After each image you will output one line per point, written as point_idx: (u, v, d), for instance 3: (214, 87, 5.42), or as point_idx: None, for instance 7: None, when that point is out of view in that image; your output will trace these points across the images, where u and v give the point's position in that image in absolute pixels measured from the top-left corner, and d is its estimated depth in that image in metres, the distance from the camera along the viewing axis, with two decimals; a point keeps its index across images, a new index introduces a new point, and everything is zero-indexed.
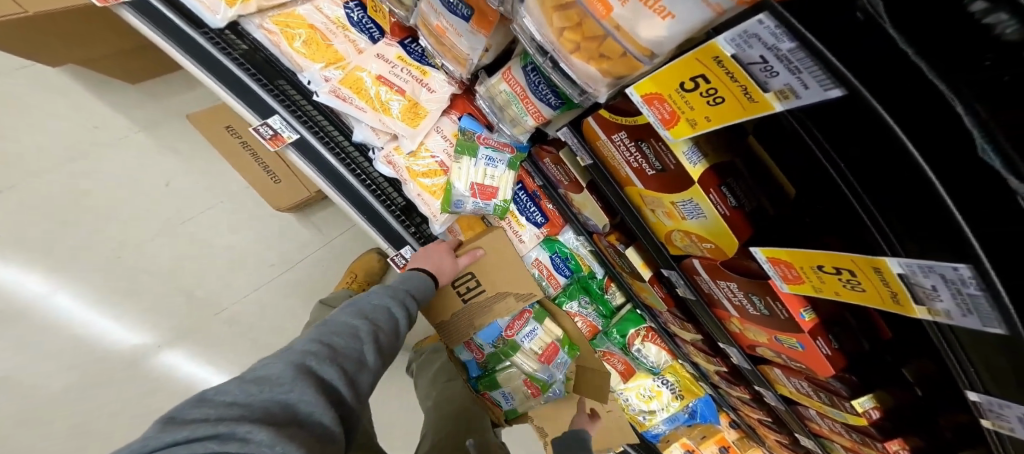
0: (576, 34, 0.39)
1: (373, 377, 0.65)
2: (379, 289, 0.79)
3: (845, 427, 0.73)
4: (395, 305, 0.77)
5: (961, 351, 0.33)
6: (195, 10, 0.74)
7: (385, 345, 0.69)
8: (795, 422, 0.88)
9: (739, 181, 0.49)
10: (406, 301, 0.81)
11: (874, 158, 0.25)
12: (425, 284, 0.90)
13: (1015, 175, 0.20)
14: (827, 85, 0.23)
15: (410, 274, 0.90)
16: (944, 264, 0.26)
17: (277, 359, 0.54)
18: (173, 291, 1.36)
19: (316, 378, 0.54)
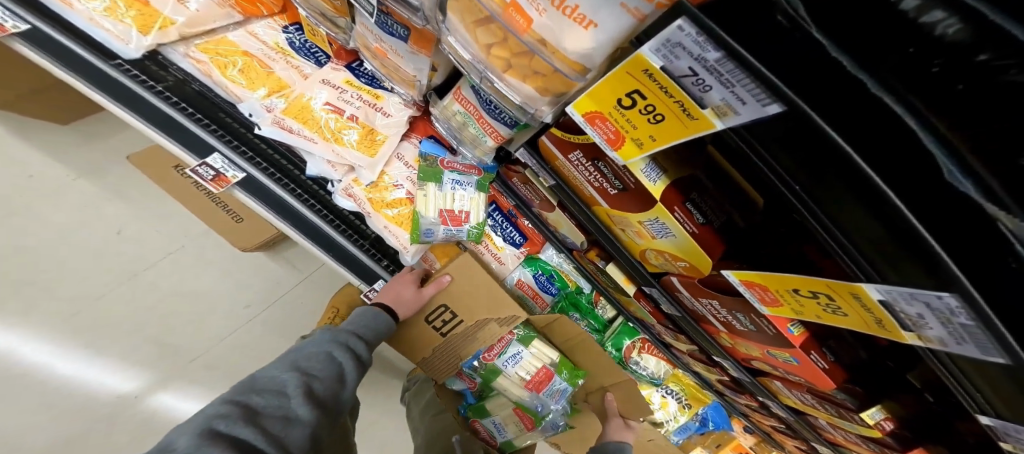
0: (505, 50, 0.37)
1: (309, 431, 0.62)
2: (323, 333, 0.78)
3: (861, 438, 0.67)
4: (338, 350, 0.76)
5: (968, 380, 0.29)
6: (104, 40, 0.69)
7: (322, 393, 0.68)
8: (809, 433, 0.82)
9: (703, 196, 0.45)
10: (351, 341, 0.80)
11: (830, 179, 0.22)
12: (387, 324, 0.88)
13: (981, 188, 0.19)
14: (763, 99, 0.20)
15: (364, 310, 0.88)
16: (927, 292, 0.22)
17: (184, 430, 0.53)
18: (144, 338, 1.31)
19: (231, 442, 0.53)
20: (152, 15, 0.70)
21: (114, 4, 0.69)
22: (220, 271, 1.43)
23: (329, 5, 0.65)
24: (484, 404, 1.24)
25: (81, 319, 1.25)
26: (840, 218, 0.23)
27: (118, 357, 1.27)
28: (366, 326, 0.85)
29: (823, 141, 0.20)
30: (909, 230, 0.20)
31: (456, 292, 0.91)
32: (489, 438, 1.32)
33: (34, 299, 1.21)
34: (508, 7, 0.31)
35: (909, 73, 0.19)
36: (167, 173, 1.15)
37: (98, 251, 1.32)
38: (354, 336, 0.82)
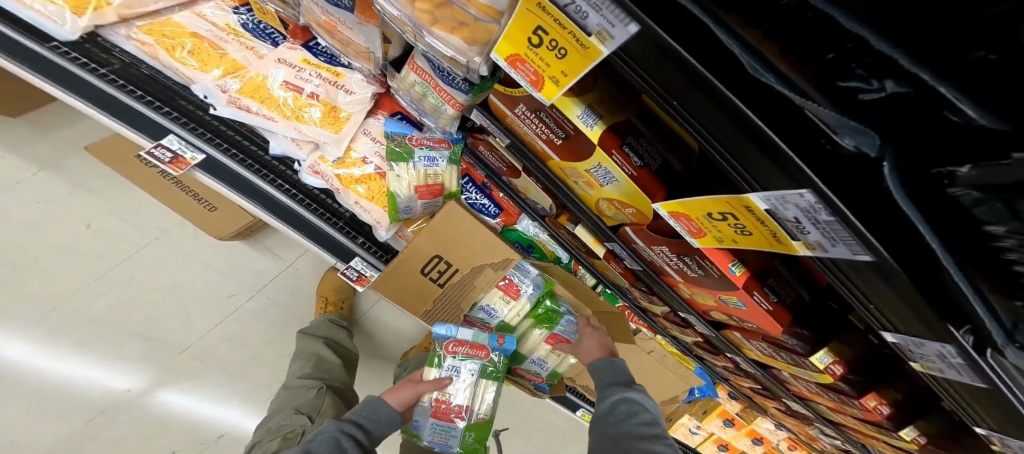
0: (427, 3, 0.39)
1: None
2: (331, 422, 0.89)
3: (820, 388, 0.68)
4: (344, 439, 0.87)
5: (866, 301, 0.30)
6: (33, 21, 0.67)
7: None
8: (779, 388, 0.83)
9: (640, 140, 0.46)
10: (357, 434, 0.89)
11: (697, 96, 0.22)
12: (393, 423, 0.94)
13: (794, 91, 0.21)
14: (625, 20, 0.22)
15: (372, 402, 0.94)
16: (792, 193, 0.24)
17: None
18: (136, 331, 1.36)
19: None
20: None
21: None
22: (205, 263, 1.44)
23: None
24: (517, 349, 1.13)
25: (80, 315, 1.32)
26: (722, 144, 0.24)
27: (119, 350, 1.34)
28: (369, 418, 0.92)
29: (676, 58, 0.22)
30: (754, 128, 0.22)
31: (449, 242, 0.86)
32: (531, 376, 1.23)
33: (42, 301, 1.30)
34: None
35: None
36: (130, 163, 1.15)
37: (84, 249, 1.35)
38: (357, 426, 0.91)
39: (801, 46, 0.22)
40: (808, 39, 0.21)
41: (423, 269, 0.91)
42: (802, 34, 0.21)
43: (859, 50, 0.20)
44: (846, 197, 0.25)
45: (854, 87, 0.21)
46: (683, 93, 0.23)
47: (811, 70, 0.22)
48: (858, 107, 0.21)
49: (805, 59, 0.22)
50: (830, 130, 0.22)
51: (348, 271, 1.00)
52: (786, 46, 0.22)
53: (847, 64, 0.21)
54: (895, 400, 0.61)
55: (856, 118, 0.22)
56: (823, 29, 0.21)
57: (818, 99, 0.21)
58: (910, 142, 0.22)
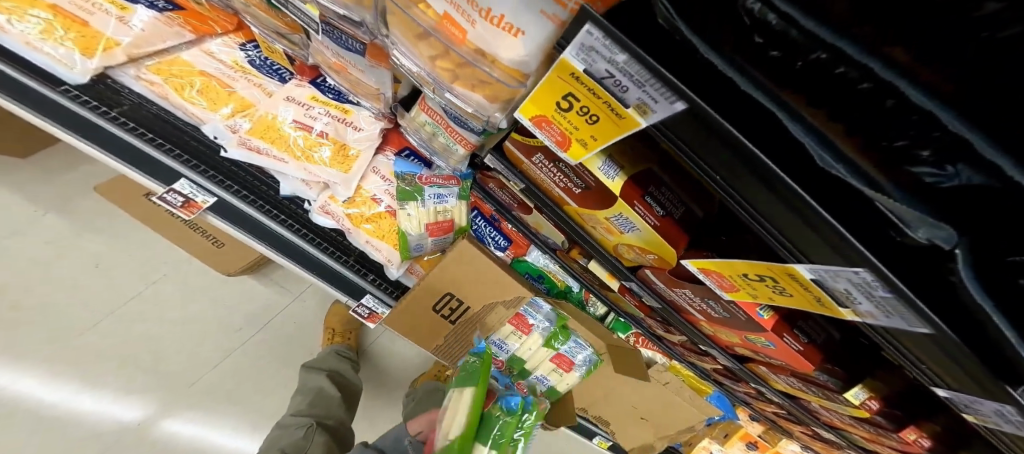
0: (449, 61, 0.37)
1: None
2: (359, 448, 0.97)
3: (854, 420, 0.65)
4: None
5: (908, 351, 0.30)
6: (44, 64, 0.65)
7: None
8: (807, 417, 0.79)
9: (662, 190, 0.45)
10: None
11: (750, 177, 0.22)
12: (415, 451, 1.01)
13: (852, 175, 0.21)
14: (669, 97, 0.22)
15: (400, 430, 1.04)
16: (845, 268, 0.23)
17: None
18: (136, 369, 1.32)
19: None
20: (94, 36, 0.67)
21: (49, 25, 0.65)
22: (211, 296, 1.44)
23: (281, 23, 0.64)
24: (523, 365, 1.13)
25: (79, 356, 1.28)
26: (760, 211, 0.24)
27: (119, 388, 1.30)
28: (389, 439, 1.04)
29: (726, 137, 0.22)
30: (815, 215, 0.21)
31: (460, 280, 0.85)
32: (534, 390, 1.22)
33: (42, 343, 1.26)
34: (442, 20, 0.32)
35: (776, 65, 0.21)
36: (136, 201, 1.15)
37: (88, 286, 1.34)
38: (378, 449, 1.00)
39: (869, 128, 0.21)
40: (878, 125, 0.21)
41: (435, 306, 0.90)
42: (873, 117, 0.21)
43: (945, 140, 0.19)
44: (904, 275, 0.24)
45: (923, 171, 0.21)
46: (738, 170, 0.22)
47: (873, 156, 0.22)
48: (933, 192, 0.21)
49: (868, 142, 0.21)
50: (900, 221, 0.22)
51: (358, 308, 0.99)
52: (850, 127, 0.21)
53: (916, 150, 0.20)
54: (935, 433, 0.58)
55: (938, 213, 0.22)
56: (906, 116, 0.20)
57: (890, 191, 0.22)
58: (982, 231, 0.22)
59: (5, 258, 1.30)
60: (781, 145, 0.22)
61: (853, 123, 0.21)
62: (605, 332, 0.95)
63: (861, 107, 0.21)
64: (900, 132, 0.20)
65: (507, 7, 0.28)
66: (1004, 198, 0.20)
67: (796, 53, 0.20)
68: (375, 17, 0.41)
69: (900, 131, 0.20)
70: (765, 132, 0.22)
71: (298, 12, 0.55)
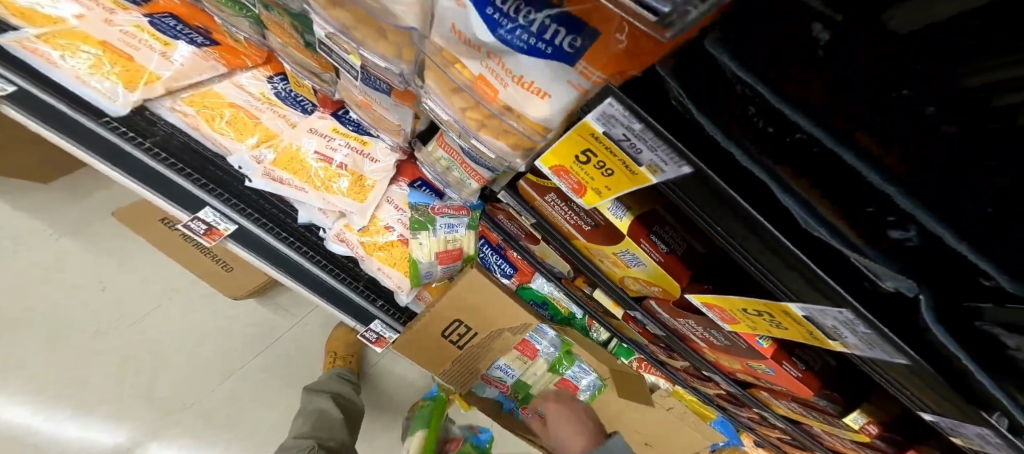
0: (479, 113, 0.41)
1: None
2: None
3: (855, 444, 0.67)
4: None
5: (892, 378, 0.33)
6: (89, 97, 0.70)
7: None
8: (811, 442, 0.80)
9: (665, 228, 0.49)
10: None
11: (748, 227, 0.26)
12: None
13: (836, 239, 0.26)
14: (678, 161, 0.26)
15: None
16: (830, 308, 0.27)
17: None
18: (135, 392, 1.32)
19: None
20: (138, 70, 0.73)
21: (98, 61, 0.70)
22: (217, 321, 1.45)
23: (315, 63, 0.68)
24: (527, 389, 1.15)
25: (81, 376, 1.28)
26: (758, 259, 0.28)
27: (112, 413, 1.28)
28: None
29: (724, 197, 0.26)
30: (800, 263, 0.26)
31: (469, 307, 0.88)
32: (538, 416, 1.23)
33: (43, 363, 1.26)
34: (476, 80, 0.34)
35: (768, 139, 0.25)
36: (151, 226, 1.18)
37: (94, 305, 1.35)
38: None
39: (846, 199, 0.25)
40: (852, 197, 0.24)
41: (443, 332, 0.92)
42: (847, 191, 0.24)
43: (899, 215, 0.24)
44: (885, 317, 0.28)
45: (892, 232, 0.25)
46: (738, 223, 0.27)
47: (851, 221, 0.25)
48: (901, 250, 0.25)
49: (846, 211, 0.25)
50: (873, 275, 0.26)
51: (367, 333, 0.99)
52: (832, 197, 0.25)
53: (883, 215, 0.24)
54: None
55: (910, 272, 0.26)
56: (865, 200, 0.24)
57: (869, 253, 0.26)
58: (938, 283, 0.26)
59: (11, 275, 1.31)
60: (772, 211, 0.26)
61: (833, 194, 0.25)
62: (607, 356, 0.97)
63: (839, 178, 0.24)
64: (870, 201, 0.24)
65: (539, 75, 0.29)
66: (948, 258, 0.25)
67: (786, 129, 0.24)
68: (413, 68, 0.43)
69: (867, 200, 0.24)
70: (760, 199, 0.26)
71: (336, 57, 0.53)
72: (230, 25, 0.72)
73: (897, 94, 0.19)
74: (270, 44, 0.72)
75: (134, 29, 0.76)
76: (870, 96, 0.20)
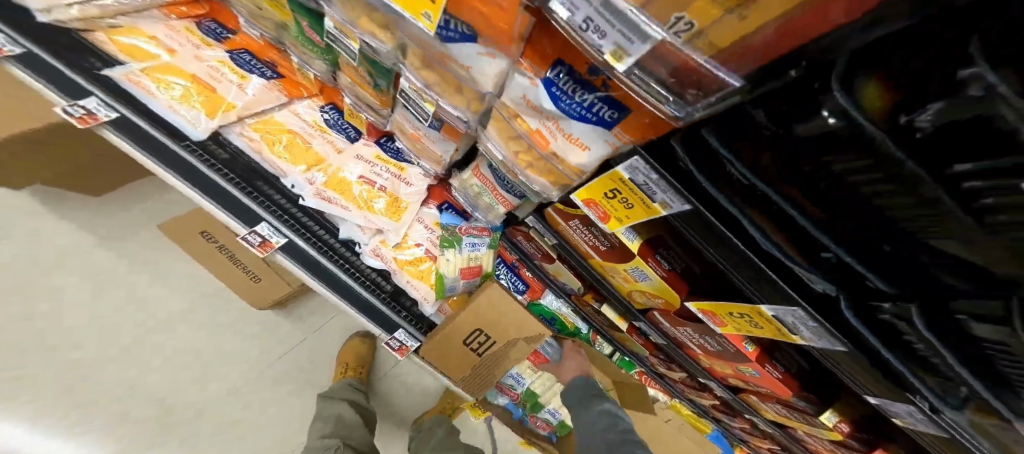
0: (529, 155, 0.52)
1: None
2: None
3: (833, 444, 0.76)
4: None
5: (840, 367, 0.44)
6: (177, 123, 0.87)
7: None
8: (796, 446, 0.90)
9: (669, 251, 0.59)
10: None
11: (732, 249, 0.38)
12: None
13: (790, 259, 0.36)
14: (681, 202, 0.38)
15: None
16: (786, 307, 0.39)
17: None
18: (158, 390, 1.43)
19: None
20: (218, 100, 0.90)
21: (187, 93, 0.88)
22: (231, 325, 1.53)
23: (377, 100, 0.80)
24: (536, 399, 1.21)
25: (87, 381, 1.34)
26: (738, 271, 0.40)
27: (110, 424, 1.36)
28: None
29: (709, 227, 0.38)
30: (761, 274, 0.38)
31: (489, 319, 0.97)
32: (546, 425, 1.29)
33: (46, 366, 1.28)
34: (533, 132, 0.46)
35: (743, 190, 0.35)
36: (194, 240, 1.27)
37: (105, 312, 1.38)
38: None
39: (795, 235, 0.35)
40: (799, 235, 0.35)
41: (464, 340, 1.01)
42: (795, 231, 0.35)
43: (830, 248, 0.34)
44: (837, 324, 0.38)
45: (822, 252, 0.35)
46: (727, 248, 0.39)
47: (801, 250, 0.36)
48: (836, 270, 0.35)
49: (801, 246, 0.35)
50: (808, 278, 0.36)
51: (390, 342, 1.08)
52: (788, 233, 0.35)
53: (817, 243, 0.34)
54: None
55: (839, 285, 0.36)
56: (811, 239, 0.34)
57: (814, 273, 0.36)
58: (861, 295, 0.36)
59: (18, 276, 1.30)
60: (748, 241, 0.37)
61: (791, 232, 0.35)
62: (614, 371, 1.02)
63: (785, 220, 0.34)
64: (807, 237, 0.35)
65: (584, 133, 0.42)
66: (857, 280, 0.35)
67: (746, 186, 0.34)
68: (478, 118, 0.55)
69: (808, 236, 0.34)
70: (739, 231, 0.37)
71: (417, 106, 0.66)
72: (306, 63, 0.86)
73: (804, 167, 0.30)
74: (337, 80, 0.87)
75: (218, 64, 0.93)
76: (796, 169, 0.31)
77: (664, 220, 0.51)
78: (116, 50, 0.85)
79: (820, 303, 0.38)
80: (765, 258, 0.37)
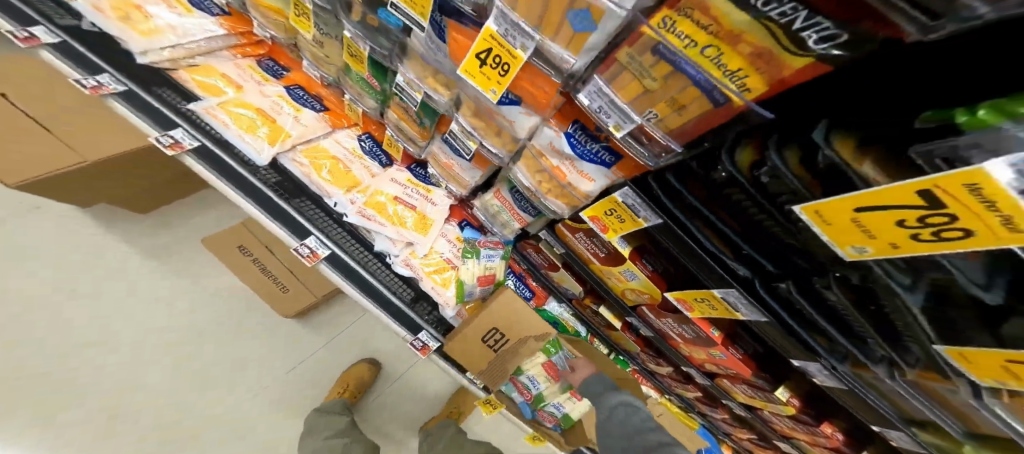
0: (548, 183, 0.70)
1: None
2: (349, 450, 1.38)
3: (792, 421, 0.93)
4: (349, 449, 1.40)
5: (770, 336, 0.62)
6: (244, 148, 1.05)
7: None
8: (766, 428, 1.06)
9: (652, 256, 0.77)
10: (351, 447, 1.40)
11: (692, 252, 0.56)
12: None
13: (727, 256, 0.53)
14: (655, 218, 0.57)
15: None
16: (730, 292, 0.57)
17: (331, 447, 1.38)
18: (161, 395, 1.52)
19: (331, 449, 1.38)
20: (279, 130, 1.09)
21: (255, 126, 1.07)
22: (256, 333, 1.70)
23: (417, 133, 1.00)
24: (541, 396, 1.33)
25: (84, 384, 1.41)
26: (696, 269, 0.58)
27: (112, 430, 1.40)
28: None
29: (676, 237, 0.56)
30: (714, 271, 0.55)
31: (504, 318, 1.14)
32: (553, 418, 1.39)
33: (46, 365, 1.37)
34: (554, 167, 0.65)
35: (687, 209, 0.52)
36: (231, 254, 1.51)
37: (133, 310, 1.55)
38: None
39: (724, 239, 0.52)
40: (727, 241, 0.52)
41: (483, 337, 1.15)
42: (724, 239, 0.52)
43: (748, 250, 0.50)
44: (763, 306, 0.54)
45: (749, 253, 0.51)
46: (687, 252, 0.57)
47: (734, 252, 0.53)
48: (763, 269, 0.51)
49: (732, 248, 0.52)
50: (731, 270, 0.54)
51: (415, 342, 1.21)
52: (721, 238, 0.53)
53: (739, 246, 0.51)
54: (844, 427, 0.88)
55: (758, 273, 0.52)
56: (738, 246, 0.51)
57: (739, 267, 0.53)
58: (765, 276, 0.52)
59: (56, 278, 1.46)
60: (701, 245, 0.54)
61: (723, 238, 0.52)
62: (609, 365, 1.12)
63: (716, 227, 0.52)
64: (729, 241, 0.52)
65: (592, 170, 0.61)
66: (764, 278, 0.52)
67: (688, 207, 0.52)
68: (511, 155, 0.75)
69: (736, 241, 0.51)
70: (694, 239, 0.54)
71: (460, 143, 0.87)
72: (358, 100, 1.07)
73: (725, 196, 0.48)
74: (383, 116, 1.07)
75: (277, 99, 1.15)
76: (718, 197, 0.49)
77: (646, 233, 0.70)
78: (195, 87, 1.05)
79: (749, 289, 0.54)
80: (711, 256, 0.54)
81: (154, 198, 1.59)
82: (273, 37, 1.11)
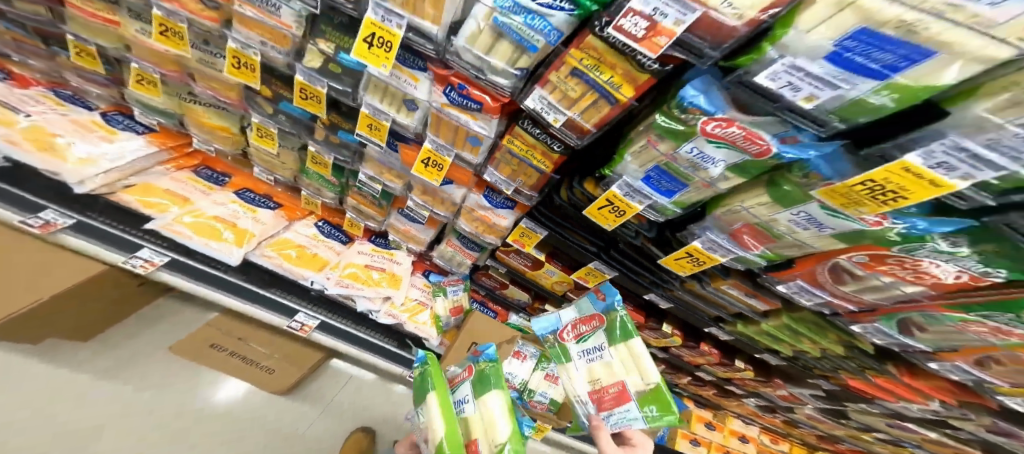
0: (481, 226, 1.09)
1: None
2: None
3: (687, 351, 1.33)
4: None
5: (632, 286, 1.01)
6: (212, 253, 1.28)
7: None
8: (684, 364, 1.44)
9: (558, 257, 1.17)
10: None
11: (569, 246, 0.97)
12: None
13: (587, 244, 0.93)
14: (541, 230, 0.98)
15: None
16: (595, 263, 0.98)
17: None
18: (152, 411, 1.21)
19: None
20: (242, 232, 1.34)
21: (221, 235, 1.30)
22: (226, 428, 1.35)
23: (376, 211, 1.35)
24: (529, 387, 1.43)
25: None
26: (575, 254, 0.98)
27: (71, 449, 1.07)
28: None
29: (557, 240, 0.98)
30: (582, 254, 0.97)
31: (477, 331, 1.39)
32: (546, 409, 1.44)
33: None
34: (484, 216, 1.04)
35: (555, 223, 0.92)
36: (202, 353, 1.27)
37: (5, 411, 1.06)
38: None
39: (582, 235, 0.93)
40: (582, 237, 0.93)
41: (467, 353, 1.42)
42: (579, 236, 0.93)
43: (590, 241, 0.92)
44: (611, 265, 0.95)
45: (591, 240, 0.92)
46: (568, 246, 0.97)
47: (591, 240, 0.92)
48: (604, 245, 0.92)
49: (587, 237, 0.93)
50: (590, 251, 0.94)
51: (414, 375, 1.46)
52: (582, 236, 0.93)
53: (585, 238, 0.93)
54: (717, 344, 1.31)
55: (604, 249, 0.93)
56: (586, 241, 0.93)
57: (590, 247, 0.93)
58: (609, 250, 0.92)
59: None
60: (571, 241, 0.94)
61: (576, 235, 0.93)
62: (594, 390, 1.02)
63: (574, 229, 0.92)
64: (585, 235, 0.92)
65: (504, 213, 1.01)
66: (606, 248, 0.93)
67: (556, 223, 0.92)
68: (450, 213, 1.15)
69: (587, 234, 0.92)
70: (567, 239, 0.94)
71: (415, 212, 1.23)
72: (318, 194, 1.40)
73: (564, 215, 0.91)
74: (342, 203, 1.42)
75: (233, 206, 1.41)
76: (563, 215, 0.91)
77: (547, 241, 1.10)
78: (138, 206, 1.27)
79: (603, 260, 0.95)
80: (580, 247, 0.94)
81: (107, 319, 1.23)
82: (216, 149, 1.39)
